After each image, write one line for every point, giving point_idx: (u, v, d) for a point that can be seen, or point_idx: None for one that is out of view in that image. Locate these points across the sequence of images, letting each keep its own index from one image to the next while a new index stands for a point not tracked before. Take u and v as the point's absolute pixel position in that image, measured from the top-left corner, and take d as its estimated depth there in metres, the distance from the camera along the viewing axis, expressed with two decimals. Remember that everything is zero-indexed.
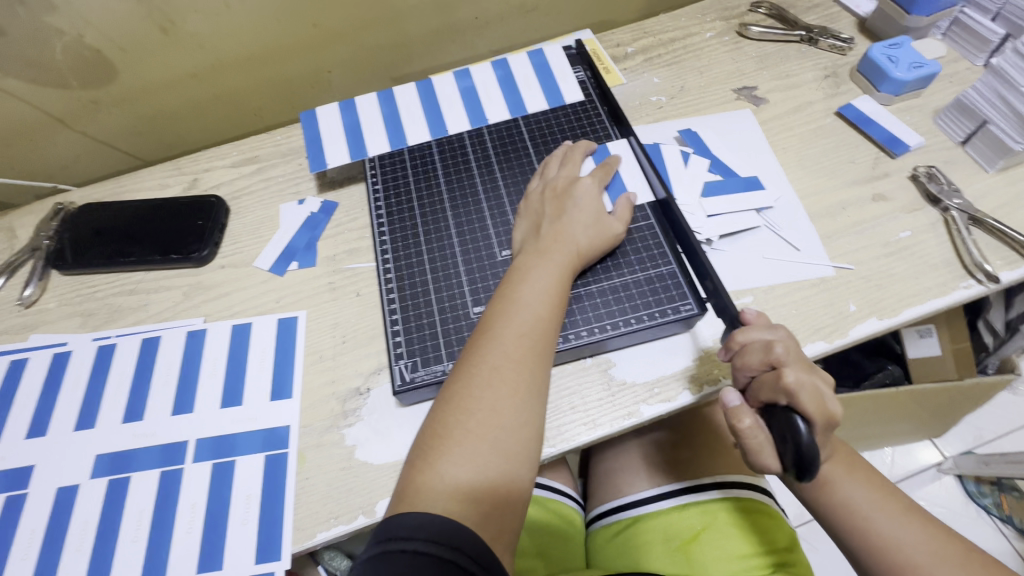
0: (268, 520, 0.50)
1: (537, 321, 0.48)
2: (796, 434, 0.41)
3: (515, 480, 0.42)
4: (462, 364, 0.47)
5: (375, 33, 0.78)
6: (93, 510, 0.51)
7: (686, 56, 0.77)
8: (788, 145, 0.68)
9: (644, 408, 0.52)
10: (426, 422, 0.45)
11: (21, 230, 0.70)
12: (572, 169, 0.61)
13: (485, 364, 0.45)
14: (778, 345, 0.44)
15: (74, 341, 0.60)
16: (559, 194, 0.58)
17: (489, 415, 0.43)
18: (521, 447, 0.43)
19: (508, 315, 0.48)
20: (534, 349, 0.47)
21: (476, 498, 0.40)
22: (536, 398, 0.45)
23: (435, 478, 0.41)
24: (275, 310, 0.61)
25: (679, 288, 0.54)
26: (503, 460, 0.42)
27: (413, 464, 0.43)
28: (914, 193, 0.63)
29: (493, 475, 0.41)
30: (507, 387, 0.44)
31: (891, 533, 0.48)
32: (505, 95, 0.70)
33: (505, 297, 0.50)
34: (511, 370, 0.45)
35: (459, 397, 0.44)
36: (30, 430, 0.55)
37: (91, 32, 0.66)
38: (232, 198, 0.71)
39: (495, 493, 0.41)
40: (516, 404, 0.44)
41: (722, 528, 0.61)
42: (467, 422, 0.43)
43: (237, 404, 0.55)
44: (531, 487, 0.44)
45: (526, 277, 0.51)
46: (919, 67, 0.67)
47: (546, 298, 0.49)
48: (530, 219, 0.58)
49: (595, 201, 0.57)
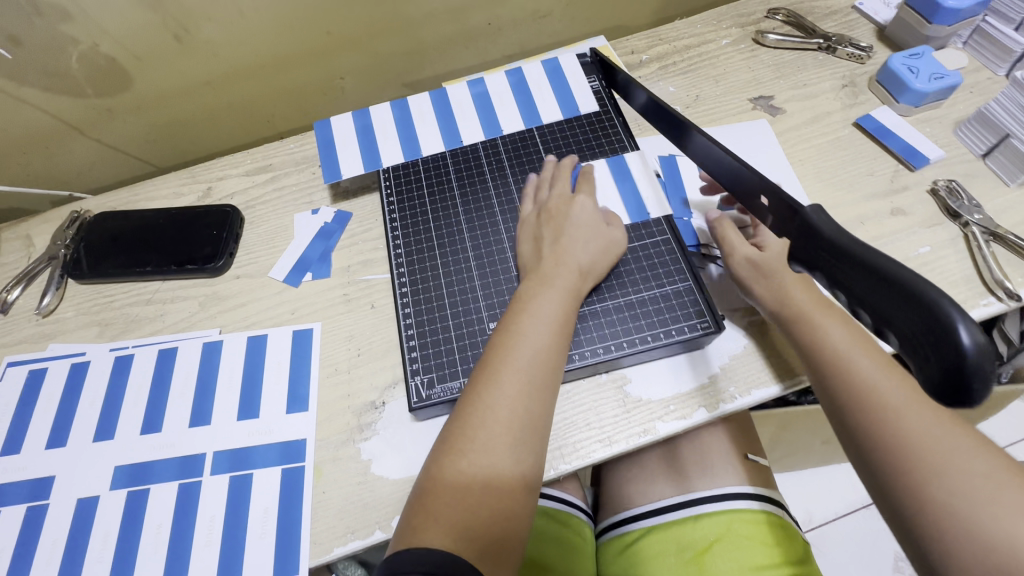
0: (286, 533, 0.50)
1: (536, 358, 0.48)
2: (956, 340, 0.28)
3: (511, 517, 0.43)
4: (461, 401, 0.47)
5: (388, 39, 0.78)
6: (113, 521, 0.51)
7: (702, 64, 0.77)
8: (805, 157, 0.67)
9: (659, 425, 0.52)
10: (427, 462, 0.46)
11: (39, 238, 0.71)
12: (562, 187, 0.60)
13: (482, 405, 0.46)
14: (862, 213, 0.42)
15: (92, 351, 0.61)
16: (558, 213, 0.58)
17: (483, 457, 0.44)
18: (514, 486, 0.44)
19: (506, 352, 0.48)
20: (532, 386, 0.47)
21: (470, 537, 0.41)
22: (531, 437, 0.45)
23: (431, 519, 0.42)
24: (289, 321, 0.61)
25: (696, 305, 0.55)
26: (495, 500, 0.43)
27: (413, 505, 0.44)
28: (934, 207, 0.62)
29: (487, 514, 0.42)
30: (501, 429, 0.45)
31: (871, 378, 0.46)
32: (519, 105, 0.70)
33: (505, 331, 0.50)
34: (506, 411, 0.45)
35: (456, 438, 0.45)
36: (49, 441, 0.56)
37: (106, 41, 0.66)
38: (247, 207, 0.71)
39: (488, 532, 0.42)
40: (511, 444, 0.45)
41: (734, 540, 0.61)
42: (461, 463, 0.44)
43: (253, 416, 0.56)
44: (529, 520, 0.45)
45: (528, 307, 0.51)
46: (939, 78, 0.66)
47: (545, 333, 0.49)
48: (533, 239, 0.57)
49: (593, 219, 0.57)
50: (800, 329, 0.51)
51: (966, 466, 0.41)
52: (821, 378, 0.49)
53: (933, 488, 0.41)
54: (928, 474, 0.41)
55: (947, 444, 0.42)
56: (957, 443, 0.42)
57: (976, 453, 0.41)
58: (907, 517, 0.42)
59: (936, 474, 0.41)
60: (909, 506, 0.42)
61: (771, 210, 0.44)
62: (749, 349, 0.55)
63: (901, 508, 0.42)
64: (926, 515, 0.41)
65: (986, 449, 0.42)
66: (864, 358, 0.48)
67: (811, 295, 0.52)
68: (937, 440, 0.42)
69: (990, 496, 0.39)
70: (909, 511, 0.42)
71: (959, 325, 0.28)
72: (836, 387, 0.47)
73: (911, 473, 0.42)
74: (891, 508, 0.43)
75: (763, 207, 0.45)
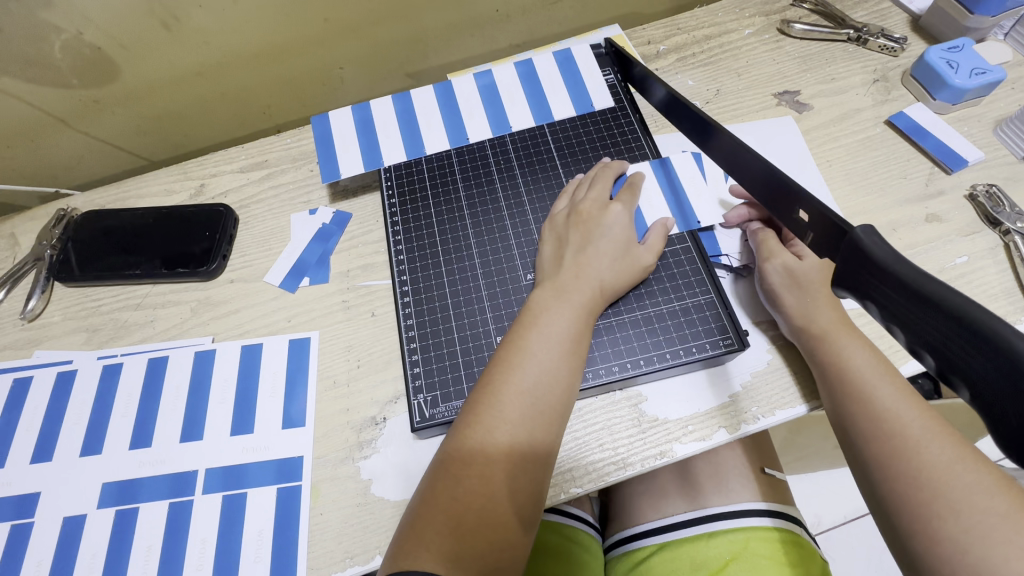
0: (281, 556, 0.48)
1: (542, 379, 0.44)
2: None
3: (506, 548, 0.39)
4: (460, 421, 0.44)
5: (390, 26, 0.73)
6: (100, 542, 0.49)
7: (723, 56, 0.72)
8: (834, 157, 0.63)
9: (676, 447, 0.49)
10: (422, 485, 0.42)
11: (24, 238, 0.67)
12: (601, 191, 0.56)
13: (483, 425, 0.42)
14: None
15: (78, 359, 0.58)
16: (587, 219, 0.54)
17: (482, 480, 0.41)
18: (513, 512, 0.40)
19: (509, 369, 0.45)
20: (537, 408, 0.43)
21: (466, 566, 0.38)
22: (532, 464, 0.42)
23: (424, 546, 0.38)
24: (286, 330, 0.58)
25: (717, 320, 0.51)
26: (491, 530, 0.39)
27: (404, 530, 0.40)
28: (972, 213, 0.58)
29: (482, 544, 0.39)
30: (502, 451, 0.42)
31: (891, 405, 0.43)
32: (529, 98, 0.66)
33: (511, 347, 0.46)
34: (508, 432, 0.42)
35: (455, 459, 0.42)
36: (34, 455, 0.53)
37: (91, 30, 0.62)
38: (241, 206, 0.67)
39: (484, 561, 0.38)
40: (510, 470, 0.41)
41: (752, 559, 0.57)
42: (456, 488, 0.40)
43: (247, 432, 0.53)
44: (525, 553, 0.41)
45: (537, 322, 0.47)
46: (981, 73, 0.62)
47: (553, 350, 0.46)
48: (555, 243, 0.54)
49: (626, 232, 0.53)
50: (820, 348, 0.48)
51: (983, 505, 0.36)
52: (835, 403, 0.46)
53: (943, 525, 0.36)
54: (938, 508, 0.37)
55: (965, 480, 0.37)
56: (977, 480, 0.37)
57: (1000, 493, 0.36)
58: (913, 555, 0.38)
59: (946, 508, 0.37)
60: (917, 541, 0.37)
61: (812, 227, 0.41)
62: (773, 365, 0.52)
63: (907, 544, 0.38)
64: (932, 554, 0.36)
65: (1013, 491, 0.37)
66: (885, 386, 0.44)
67: (836, 312, 0.49)
68: (954, 473, 0.38)
69: (1011, 541, 0.34)
70: (915, 548, 0.37)
71: None
72: (851, 411, 0.44)
73: (919, 505, 0.38)
74: (899, 547, 0.39)
75: (802, 223, 0.42)
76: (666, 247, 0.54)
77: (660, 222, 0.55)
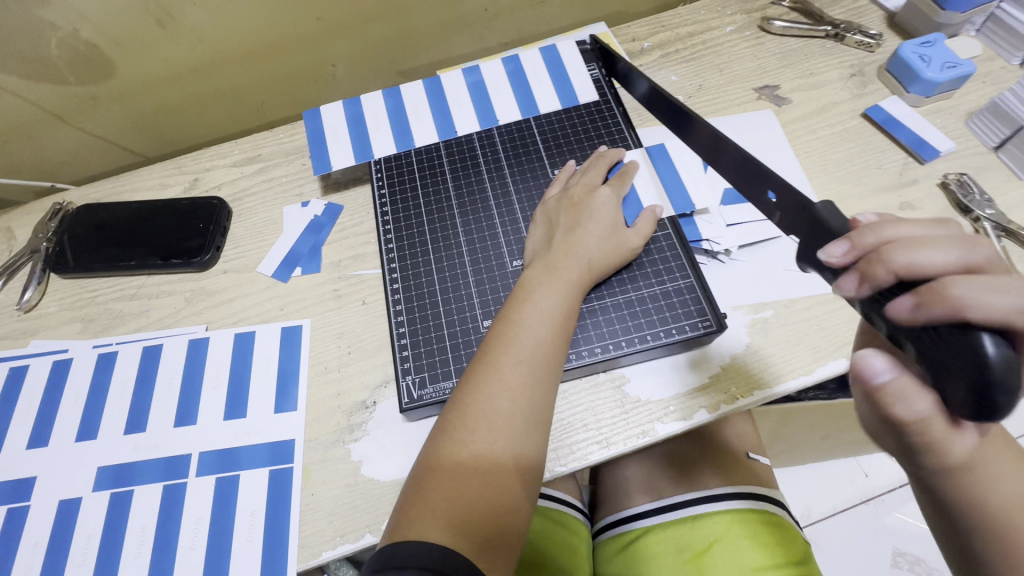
0: (272, 536, 0.49)
1: (538, 351, 0.46)
2: (982, 356, 0.27)
3: (508, 516, 0.41)
4: (458, 391, 0.45)
5: (381, 25, 0.75)
6: (96, 523, 0.50)
7: (706, 52, 0.74)
8: (812, 149, 0.65)
9: (658, 427, 0.50)
10: (422, 452, 0.44)
11: (20, 231, 0.68)
12: (593, 177, 0.58)
13: (483, 392, 0.44)
14: (980, 243, 0.32)
15: (74, 348, 0.59)
16: (577, 202, 0.56)
17: (485, 446, 0.42)
18: (517, 475, 0.42)
19: (509, 339, 0.46)
20: (533, 380, 0.44)
21: (470, 530, 0.39)
22: (532, 430, 0.43)
23: (431, 508, 0.40)
24: (278, 318, 0.60)
25: (697, 303, 0.53)
26: (496, 495, 0.41)
27: (410, 493, 0.42)
28: (943, 202, 0.60)
29: (485, 512, 0.40)
30: (505, 417, 0.43)
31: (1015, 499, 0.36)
32: (515, 92, 0.68)
33: (505, 320, 0.48)
34: (509, 399, 0.43)
35: (457, 426, 0.43)
36: (31, 440, 0.54)
37: (86, 26, 0.63)
38: (234, 199, 0.69)
39: (488, 523, 0.40)
40: (512, 440, 0.42)
41: (735, 541, 0.59)
42: (460, 454, 0.42)
43: (241, 416, 0.54)
44: (529, 515, 0.42)
45: (531, 297, 0.49)
46: (953, 67, 0.64)
47: (547, 322, 0.47)
48: (546, 225, 0.56)
49: (613, 214, 0.55)
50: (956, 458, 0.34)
51: None
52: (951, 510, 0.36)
53: None
54: None
55: None
56: None
57: None
58: None
59: None
60: None
61: (780, 208, 0.42)
62: (751, 348, 0.53)
63: None
64: None
65: None
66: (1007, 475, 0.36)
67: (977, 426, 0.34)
68: None
69: None
70: None
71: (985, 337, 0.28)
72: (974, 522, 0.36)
73: None
74: None
75: (772, 204, 0.43)
76: (654, 233, 0.55)
77: (649, 208, 0.56)
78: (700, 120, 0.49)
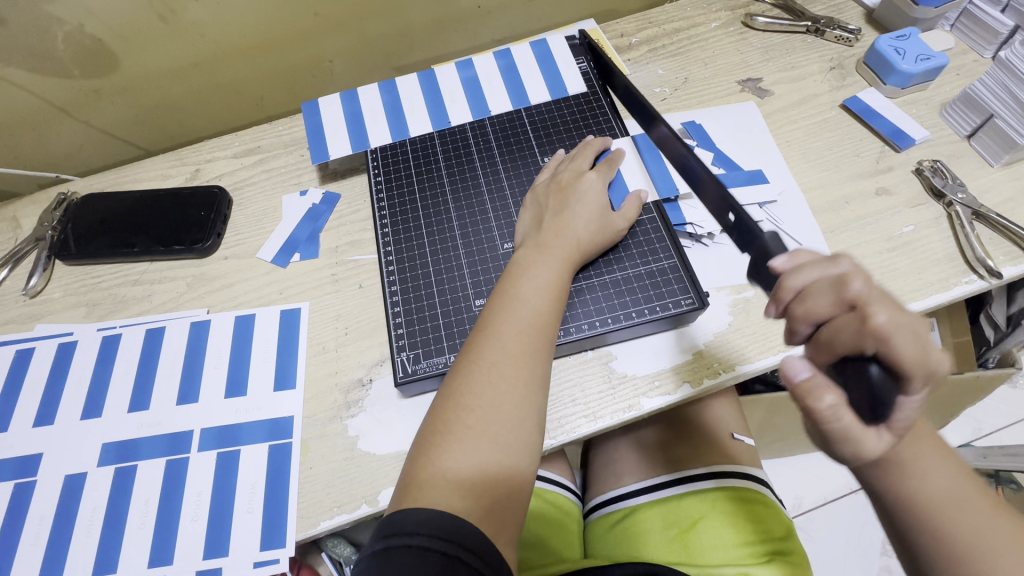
0: (272, 507, 0.51)
1: (535, 321, 0.48)
2: (870, 376, 0.33)
3: (513, 478, 0.42)
4: (460, 362, 0.47)
5: (377, 21, 0.77)
6: (101, 498, 0.52)
7: (691, 47, 0.76)
8: (793, 138, 0.67)
9: (644, 401, 0.52)
10: (426, 421, 0.45)
11: (26, 221, 0.70)
12: (581, 165, 0.60)
13: (485, 361, 0.46)
14: (854, 280, 0.35)
15: (79, 331, 0.61)
16: (565, 187, 0.58)
17: (490, 411, 0.44)
18: (521, 439, 0.43)
19: (508, 311, 0.48)
20: (532, 348, 0.47)
21: (477, 492, 0.41)
22: (533, 395, 0.45)
23: (438, 471, 0.41)
24: (278, 301, 0.62)
25: (680, 282, 0.55)
26: (502, 457, 0.42)
27: (415, 460, 0.43)
28: (918, 187, 0.62)
29: (490, 476, 0.42)
30: (506, 383, 0.45)
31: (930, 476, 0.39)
32: (507, 85, 0.70)
33: (503, 294, 0.50)
34: (509, 366, 0.45)
35: (459, 394, 0.45)
36: (37, 419, 0.56)
37: (91, 21, 0.65)
38: (235, 188, 0.71)
39: (495, 484, 0.41)
40: (514, 404, 0.44)
41: (720, 517, 0.62)
42: (466, 420, 0.43)
43: (241, 394, 0.56)
44: (533, 479, 0.44)
45: (526, 273, 0.51)
46: (926, 59, 0.67)
47: (544, 295, 0.49)
48: (536, 210, 0.58)
49: (599, 197, 0.57)
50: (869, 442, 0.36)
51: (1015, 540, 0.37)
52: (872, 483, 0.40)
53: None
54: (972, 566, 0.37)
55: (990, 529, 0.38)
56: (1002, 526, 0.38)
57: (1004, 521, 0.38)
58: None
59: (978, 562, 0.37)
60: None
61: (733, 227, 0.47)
62: (733, 327, 0.55)
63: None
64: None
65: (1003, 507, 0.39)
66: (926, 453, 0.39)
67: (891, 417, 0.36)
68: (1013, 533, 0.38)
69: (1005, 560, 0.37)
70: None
71: (872, 363, 0.33)
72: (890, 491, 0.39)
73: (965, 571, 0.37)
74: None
75: (728, 222, 0.47)
76: (639, 216, 0.58)
77: (634, 193, 0.58)
78: (666, 128, 0.54)
